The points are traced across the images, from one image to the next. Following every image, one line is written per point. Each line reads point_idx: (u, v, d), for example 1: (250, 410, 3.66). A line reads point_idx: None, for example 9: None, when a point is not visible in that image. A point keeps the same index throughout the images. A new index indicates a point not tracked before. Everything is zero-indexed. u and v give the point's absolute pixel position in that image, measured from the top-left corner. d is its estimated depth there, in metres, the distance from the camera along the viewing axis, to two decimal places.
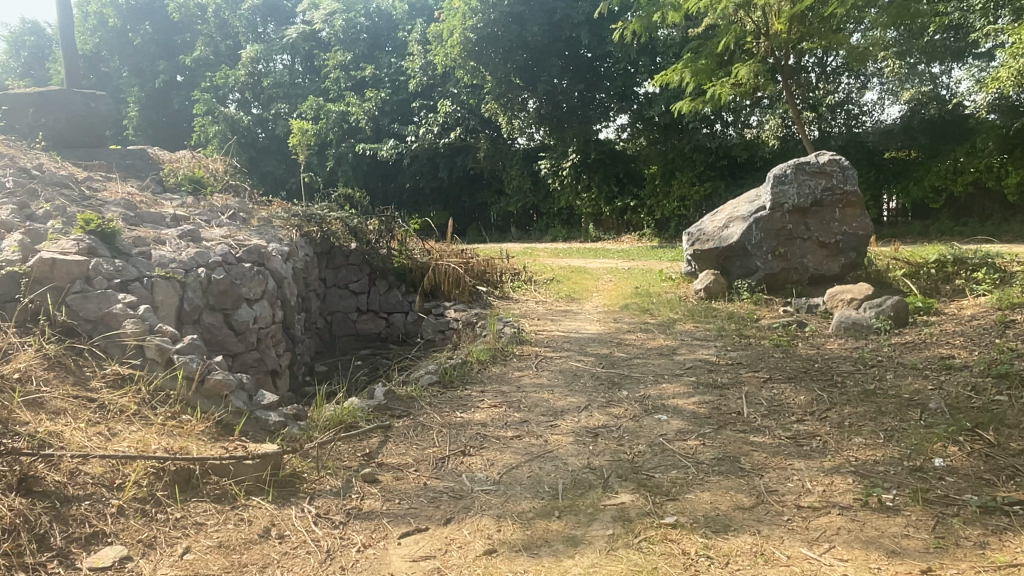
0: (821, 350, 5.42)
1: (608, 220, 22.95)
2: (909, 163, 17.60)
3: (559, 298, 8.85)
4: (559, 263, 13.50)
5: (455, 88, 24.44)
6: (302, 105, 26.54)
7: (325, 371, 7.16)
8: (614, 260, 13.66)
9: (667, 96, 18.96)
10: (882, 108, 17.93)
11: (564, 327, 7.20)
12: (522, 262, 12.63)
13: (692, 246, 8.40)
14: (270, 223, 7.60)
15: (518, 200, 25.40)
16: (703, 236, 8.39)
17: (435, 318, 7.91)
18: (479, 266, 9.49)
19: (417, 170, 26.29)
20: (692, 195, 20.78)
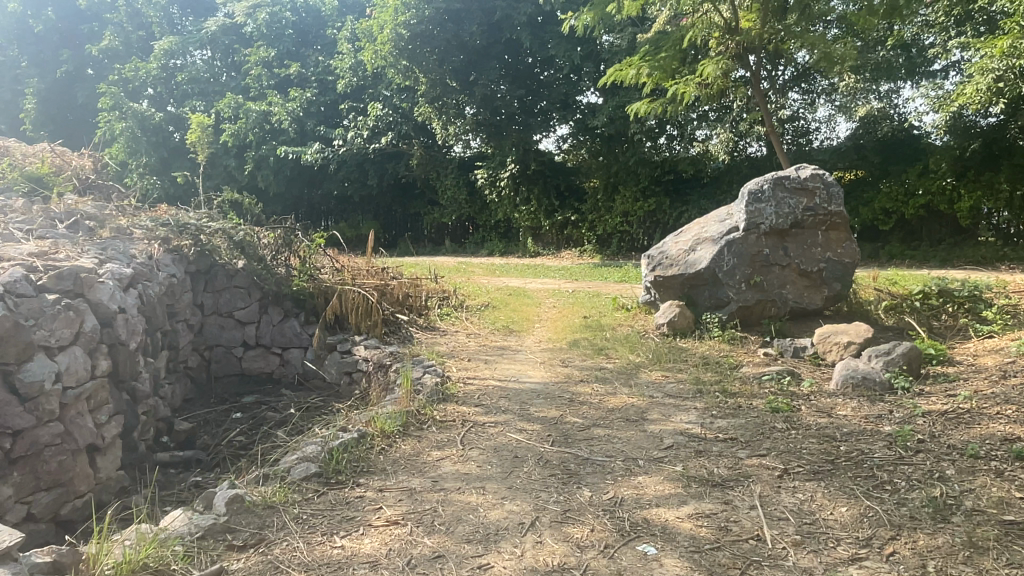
0: (836, 422, 4.13)
1: (547, 235, 21.79)
2: (859, 183, 17.00)
3: (495, 330, 7.42)
4: (495, 282, 12.11)
5: (387, 90, 22.88)
6: (219, 103, 24.43)
7: (192, 429, 5.53)
8: (556, 281, 12.34)
9: (612, 105, 17.86)
10: (832, 125, 17.30)
11: (499, 371, 5.76)
12: (454, 282, 11.17)
13: (652, 272, 7.09)
14: (126, 235, 5.92)
15: (453, 211, 23.96)
16: (665, 259, 7.08)
17: (340, 357, 6.34)
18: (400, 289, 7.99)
19: (345, 177, 24.59)
20: (636, 210, 19.79)
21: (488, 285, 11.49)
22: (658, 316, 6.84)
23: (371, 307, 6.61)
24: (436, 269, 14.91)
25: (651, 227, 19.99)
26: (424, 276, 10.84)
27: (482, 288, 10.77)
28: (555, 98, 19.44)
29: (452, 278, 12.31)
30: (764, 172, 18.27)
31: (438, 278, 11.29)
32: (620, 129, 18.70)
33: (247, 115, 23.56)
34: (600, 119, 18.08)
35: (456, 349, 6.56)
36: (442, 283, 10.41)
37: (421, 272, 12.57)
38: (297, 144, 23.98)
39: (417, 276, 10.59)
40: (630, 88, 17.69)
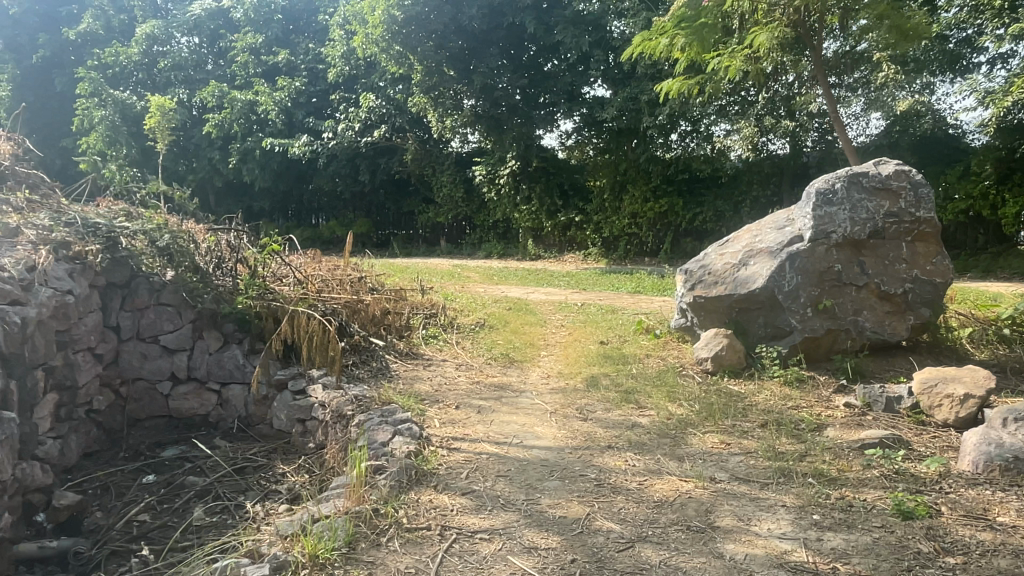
0: (1011, 551, 2.70)
1: (549, 237, 20.40)
2: None
3: (493, 360, 5.96)
4: (494, 291, 10.71)
5: (382, 80, 21.44)
6: (202, 91, 22.93)
7: (79, 503, 4.13)
8: (564, 292, 10.90)
9: (624, 97, 16.40)
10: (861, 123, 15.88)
11: (495, 425, 4.31)
12: (447, 292, 9.77)
13: (690, 290, 5.63)
14: (11, 240, 4.53)
15: (449, 209, 22.51)
16: (707, 275, 5.62)
17: (292, 399, 4.88)
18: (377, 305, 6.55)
19: (334, 172, 23.23)
20: (646, 212, 18.36)
21: (485, 295, 10.07)
22: (699, 347, 5.39)
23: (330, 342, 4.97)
24: (425, 275, 13.50)
25: (661, 230, 18.58)
26: (411, 287, 9.43)
27: (478, 300, 9.34)
28: (560, 90, 17.99)
29: (445, 287, 10.87)
30: (786, 172, 16.86)
31: (428, 288, 9.87)
32: (630, 124, 17.28)
33: (232, 104, 22.09)
34: (610, 112, 16.63)
35: (442, 389, 5.09)
36: (433, 295, 8.96)
37: (409, 280, 11.15)
38: (285, 136, 22.50)
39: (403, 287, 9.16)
40: (643, 79, 16.27)
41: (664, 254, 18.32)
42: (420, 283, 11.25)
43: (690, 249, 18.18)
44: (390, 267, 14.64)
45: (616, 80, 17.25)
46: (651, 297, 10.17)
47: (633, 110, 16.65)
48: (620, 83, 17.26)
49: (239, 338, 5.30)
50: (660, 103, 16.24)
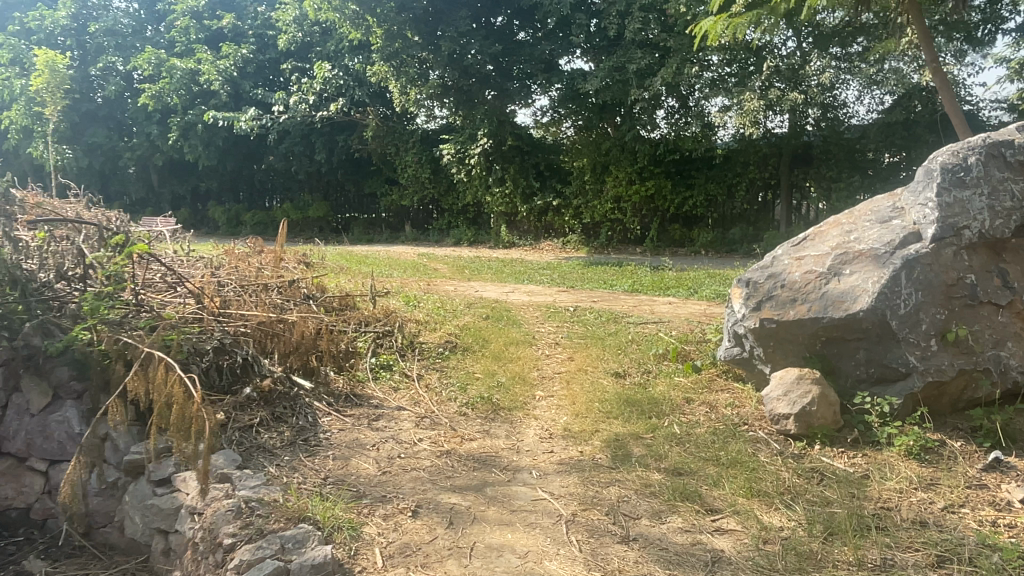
0: None
1: (523, 222, 18.77)
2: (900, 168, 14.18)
3: (468, 407, 4.19)
4: (467, 291, 8.95)
5: (338, 48, 19.25)
6: (136, 58, 20.48)
7: None
8: (547, 291, 9.13)
9: (608, 67, 14.55)
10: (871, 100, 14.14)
11: (481, 560, 2.55)
12: (408, 295, 7.93)
13: (755, 309, 3.90)
14: None
15: (414, 191, 20.61)
16: (781, 288, 3.89)
17: (149, 494, 3.09)
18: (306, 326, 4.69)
19: (286, 150, 21.12)
20: (630, 196, 16.65)
21: (454, 297, 8.25)
22: (771, 392, 3.68)
23: (185, 405, 2.86)
24: (384, 270, 11.65)
25: (646, 215, 16.94)
26: (362, 291, 7.58)
27: (447, 304, 7.54)
28: (535, 59, 16.08)
29: (406, 287, 9.04)
30: (786, 151, 15.20)
31: (384, 290, 8.03)
32: (616, 98, 15.48)
33: (170, 73, 19.77)
34: (594, 84, 14.75)
35: (393, 468, 3.31)
36: (389, 302, 7.15)
37: (363, 279, 9.28)
38: (230, 109, 20.21)
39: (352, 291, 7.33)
40: (632, 47, 14.49)
41: (651, 241, 16.72)
42: (376, 281, 9.41)
43: (678, 236, 16.60)
44: (342, 260, 12.81)
45: (601, 49, 15.39)
46: (654, 300, 8.49)
47: (619, 83, 14.77)
48: (604, 51, 15.44)
49: (76, 391, 3.93)
50: (651, 74, 14.46)
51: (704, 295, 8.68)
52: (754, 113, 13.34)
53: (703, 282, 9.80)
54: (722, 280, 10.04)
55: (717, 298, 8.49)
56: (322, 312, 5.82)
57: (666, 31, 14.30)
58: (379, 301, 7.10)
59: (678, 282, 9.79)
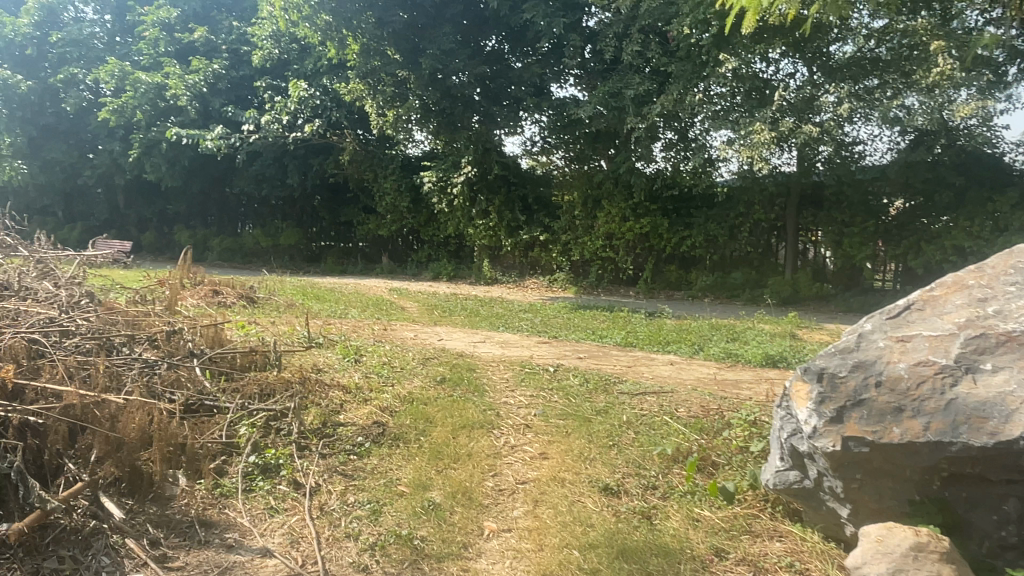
0: None
1: (508, 257, 17.36)
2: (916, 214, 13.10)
3: (373, 554, 2.87)
4: (428, 339, 7.46)
5: (315, 66, 17.89)
6: (99, 70, 19.06)
7: None
8: (524, 341, 7.66)
9: (604, 92, 13.25)
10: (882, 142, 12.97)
11: None
12: (352, 343, 6.44)
13: (845, 424, 2.93)
14: None
15: (392, 221, 19.23)
16: (878, 395, 2.95)
17: None
18: (143, 424, 3.52)
19: (256, 173, 19.74)
20: (624, 233, 15.37)
21: (410, 346, 6.78)
22: (866, 564, 2.70)
23: None
24: (341, 307, 10.17)
25: (640, 253, 15.62)
26: (290, 343, 6.09)
27: (397, 359, 6.04)
28: (524, 82, 14.83)
29: (357, 332, 7.55)
30: (796, 190, 13.90)
31: (323, 339, 6.53)
32: (610, 127, 14.21)
33: (134, 87, 18.39)
34: (587, 111, 13.44)
35: None
36: (320, 357, 5.65)
37: (304, 323, 7.80)
38: (197, 127, 18.82)
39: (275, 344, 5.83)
40: (631, 73, 13.26)
41: (644, 282, 15.38)
42: (321, 324, 7.91)
43: (674, 278, 15.29)
44: (299, 295, 11.44)
45: (598, 73, 14.07)
46: (652, 357, 7.04)
47: (615, 111, 13.49)
48: (599, 77, 14.17)
49: None
50: (649, 101, 13.20)
51: (711, 354, 7.23)
52: (764, 147, 12.07)
53: (707, 337, 8.35)
54: (729, 334, 8.62)
55: (728, 361, 7.04)
56: (212, 377, 4.39)
57: (668, 56, 13.07)
58: (308, 356, 5.61)
59: (679, 335, 8.33)
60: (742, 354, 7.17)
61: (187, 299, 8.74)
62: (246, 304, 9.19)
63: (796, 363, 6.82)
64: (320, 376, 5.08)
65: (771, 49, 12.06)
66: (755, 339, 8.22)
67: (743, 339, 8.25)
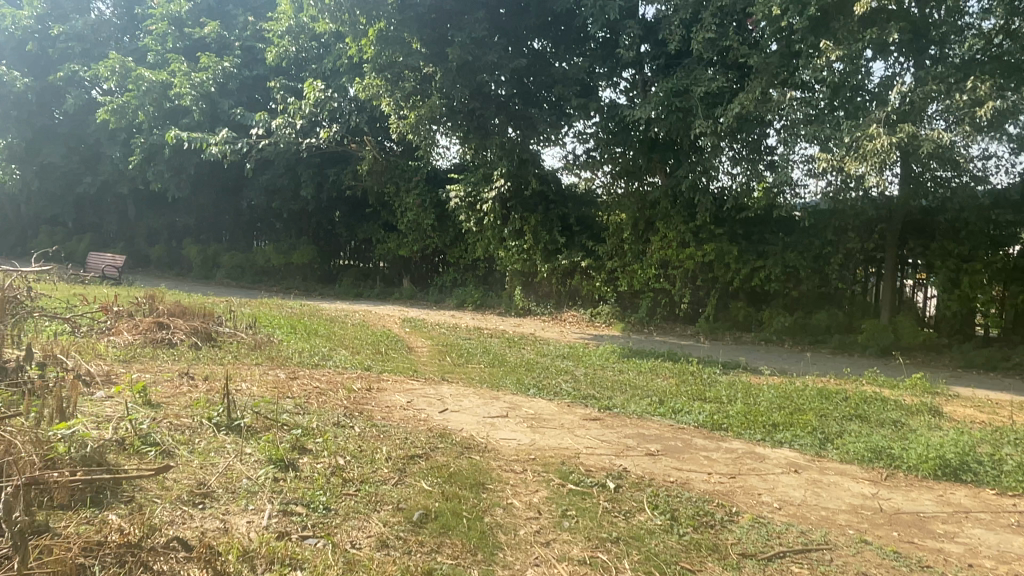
0: None
1: (544, 284, 15.01)
2: None
3: None
4: (422, 411, 5.13)
5: (333, 63, 15.85)
6: (100, 65, 17.43)
7: None
8: (566, 418, 5.25)
9: (667, 88, 10.97)
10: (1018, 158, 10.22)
11: None
12: (297, 427, 4.12)
13: None
14: None
15: (415, 240, 17.06)
16: None
17: None
18: None
19: (266, 181, 17.79)
20: (682, 261, 12.94)
21: (391, 430, 4.45)
22: None
23: None
24: (328, 348, 7.92)
25: (700, 285, 13.14)
26: (187, 434, 3.77)
27: (358, 464, 3.67)
28: (568, 80, 12.58)
29: (322, 396, 5.21)
30: (899, 216, 11.31)
31: (253, 416, 4.20)
32: (671, 135, 11.87)
33: (136, 84, 16.65)
34: (643, 112, 11.11)
35: None
36: (213, 473, 3.30)
37: (252, 381, 5.50)
38: (202, 131, 16.95)
39: (143, 442, 3.52)
40: (700, 70, 10.95)
41: (705, 320, 12.92)
42: (279, 381, 5.62)
43: (742, 317, 12.79)
44: (286, 328, 9.25)
45: (662, 70, 11.80)
46: (762, 459, 4.59)
47: (678, 113, 11.20)
48: (662, 74, 11.83)
49: None
50: (722, 102, 10.96)
51: (851, 456, 4.74)
52: (878, 159, 9.26)
53: (826, 417, 5.86)
54: (852, 412, 6.12)
55: (878, 469, 4.55)
56: None
57: (748, 47, 10.82)
58: (196, 467, 3.32)
59: (786, 412, 5.86)
60: (899, 454, 4.68)
61: (113, 341, 6.59)
62: (197, 343, 6.98)
63: (993, 481, 4.35)
64: (184, 527, 2.80)
65: (884, 35, 9.54)
66: (897, 427, 5.71)
67: (879, 426, 5.75)
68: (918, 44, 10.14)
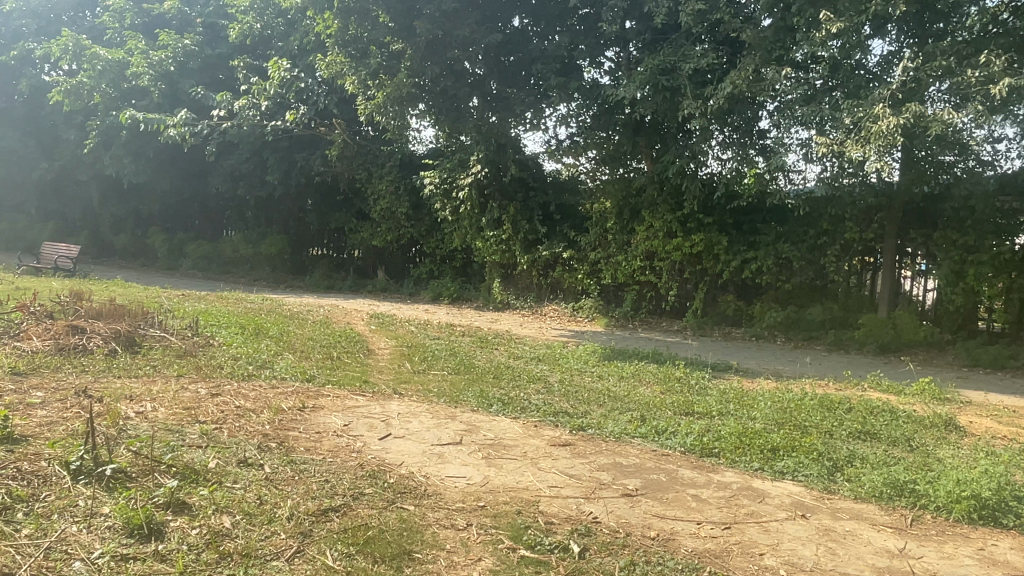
0: None
1: (524, 276, 14.20)
2: None
3: None
4: (359, 438, 4.31)
5: (299, 40, 14.89)
6: (52, 43, 16.42)
7: None
8: (530, 444, 4.43)
9: (651, 66, 10.15)
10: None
11: None
12: (183, 469, 3.32)
13: None
14: None
15: (389, 230, 16.19)
16: None
17: None
18: None
19: (231, 167, 16.83)
20: (668, 252, 12.15)
21: (310, 468, 3.65)
22: None
23: None
24: (276, 352, 7.08)
25: (688, 278, 12.36)
26: (29, 489, 2.97)
27: (247, 529, 2.85)
28: (546, 57, 11.72)
29: (238, 421, 4.37)
30: (900, 203, 10.56)
31: (129, 457, 3.37)
32: (658, 116, 11.05)
33: (90, 63, 15.67)
34: (627, 91, 10.27)
35: None
36: (26, 565, 2.48)
37: (160, 402, 4.65)
38: (161, 113, 15.99)
39: None
40: (688, 46, 10.14)
41: (693, 315, 12.17)
42: (195, 400, 4.79)
43: (733, 311, 12.04)
44: (233, 329, 8.39)
45: (650, 46, 10.98)
46: (761, 499, 3.80)
47: (665, 92, 10.38)
48: (649, 50, 11.00)
49: None
50: (712, 80, 10.15)
51: (867, 493, 3.99)
52: (882, 143, 8.39)
53: (833, 437, 5.08)
54: (861, 430, 5.36)
55: (901, 512, 3.78)
56: None
57: (740, 20, 10.00)
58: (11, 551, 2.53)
59: (788, 430, 5.10)
60: (925, 491, 3.92)
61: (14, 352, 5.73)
62: (118, 350, 6.13)
63: None
64: None
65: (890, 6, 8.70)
66: (914, 451, 4.95)
67: (895, 448, 4.99)
68: (925, 16, 9.34)
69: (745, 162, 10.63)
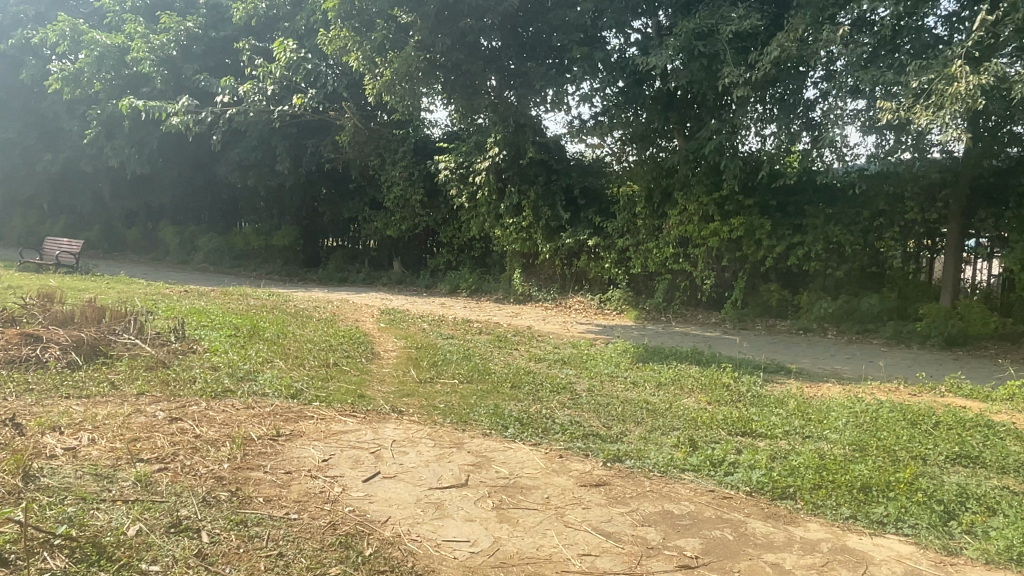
0: None
1: (547, 266, 13.23)
2: None
3: None
4: (337, 480, 3.41)
5: (305, 19, 14.02)
6: (51, 30, 15.77)
7: None
8: (554, 486, 3.50)
9: (686, 30, 9.08)
10: None
11: None
12: (81, 543, 2.53)
13: None
14: None
15: (404, 218, 15.30)
16: None
17: None
18: None
19: (238, 155, 16.06)
20: (704, 237, 11.11)
21: (262, 533, 2.78)
22: None
23: None
24: (266, 359, 6.22)
25: (727, 266, 11.32)
26: None
27: None
28: (569, 26, 10.70)
29: (189, 459, 3.51)
30: (967, 180, 9.42)
31: (13, 532, 2.56)
32: (692, 88, 9.98)
33: (88, 48, 14.98)
34: (658, 59, 9.23)
35: None
36: None
37: (101, 434, 3.81)
38: (163, 100, 15.26)
39: None
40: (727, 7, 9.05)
41: (732, 306, 11.12)
42: (145, 431, 3.93)
43: (776, 301, 10.97)
44: (224, 330, 7.58)
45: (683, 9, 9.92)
46: (865, 570, 2.84)
47: (701, 60, 9.32)
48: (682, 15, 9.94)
49: None
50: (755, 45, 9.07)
51: (1001, 555, 2.98)
52: (956, 109, 7.26)
53: (933, 468, 4.07)
54: (965, 455, 4.34)
55: None
56: None
57: None
58: None
59: (875, 459, 4.09)
60: None
61: None
62: (78, 363, 5.31)
63: None
64: None
65: None
66: None
67: (1013, 483, 3.97)
68: None
69: (790, 137, 9.55)
